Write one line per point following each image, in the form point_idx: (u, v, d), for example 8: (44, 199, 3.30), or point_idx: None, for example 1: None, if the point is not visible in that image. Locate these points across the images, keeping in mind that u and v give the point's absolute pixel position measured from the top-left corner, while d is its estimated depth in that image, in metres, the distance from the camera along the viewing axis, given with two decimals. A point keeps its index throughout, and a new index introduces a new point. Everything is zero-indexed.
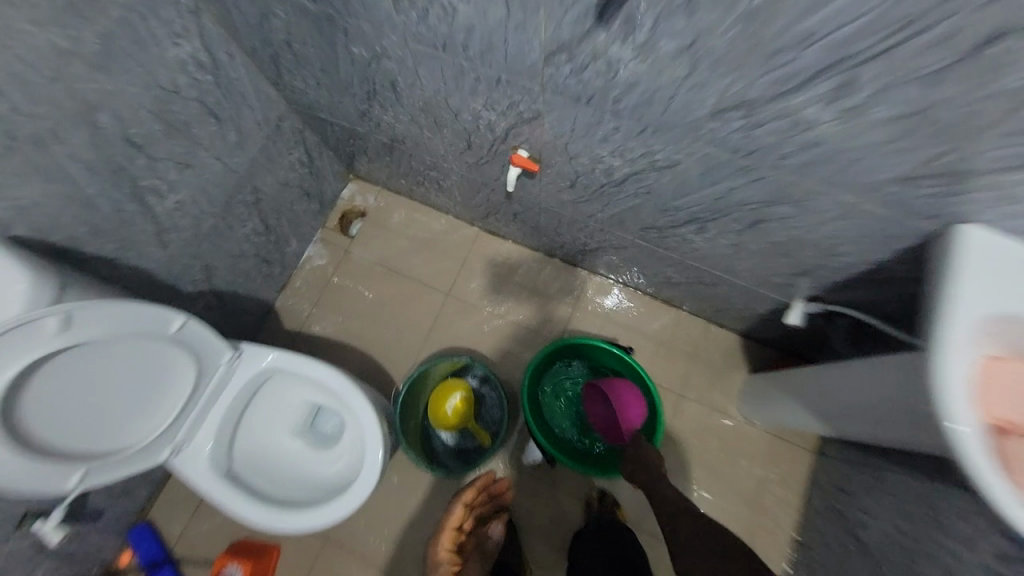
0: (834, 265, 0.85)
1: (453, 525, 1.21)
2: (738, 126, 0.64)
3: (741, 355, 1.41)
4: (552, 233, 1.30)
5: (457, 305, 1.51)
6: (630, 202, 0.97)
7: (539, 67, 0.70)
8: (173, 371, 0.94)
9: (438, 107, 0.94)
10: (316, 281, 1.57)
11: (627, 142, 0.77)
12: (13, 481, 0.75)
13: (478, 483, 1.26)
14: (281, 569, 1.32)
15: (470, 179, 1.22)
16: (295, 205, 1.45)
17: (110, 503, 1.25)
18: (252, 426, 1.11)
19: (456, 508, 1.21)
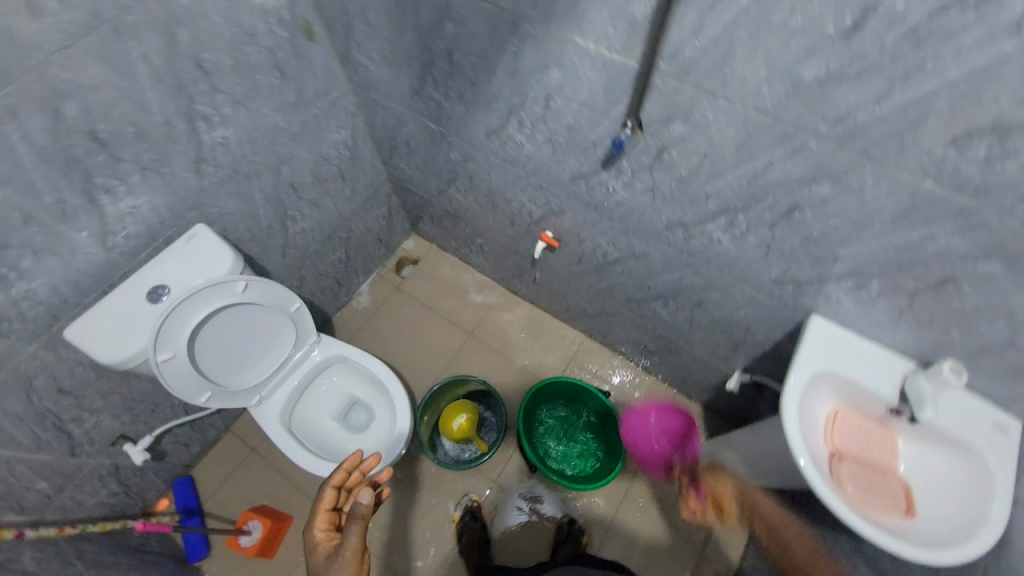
0: (753, 342, 1.21)
1: (329, 504, 0.98)
2: (682, 237, 1.05)
3: (702, 424, 1.70)
4: (561, 298, 1.69)
5: (476, 344, 1.86)
6: (618, 279, 1.36)
7: (568, 183, 1.14)
8: (277, 339, 1.31)
9: (497, 195, 1.39)
10: (369, 306, 1.95)
11: (618, 236, 1.19)
12: (173, 385, 1.10)
13: (349, 456, 1.05)
14: (290, 537, 1.54)
15: (507, 247, 1.65)
16: (370, 247, 1.89)
17: (172, 449, 1.53)
18: (310, 396, 1.44)
19: (325, 489, 0.98)
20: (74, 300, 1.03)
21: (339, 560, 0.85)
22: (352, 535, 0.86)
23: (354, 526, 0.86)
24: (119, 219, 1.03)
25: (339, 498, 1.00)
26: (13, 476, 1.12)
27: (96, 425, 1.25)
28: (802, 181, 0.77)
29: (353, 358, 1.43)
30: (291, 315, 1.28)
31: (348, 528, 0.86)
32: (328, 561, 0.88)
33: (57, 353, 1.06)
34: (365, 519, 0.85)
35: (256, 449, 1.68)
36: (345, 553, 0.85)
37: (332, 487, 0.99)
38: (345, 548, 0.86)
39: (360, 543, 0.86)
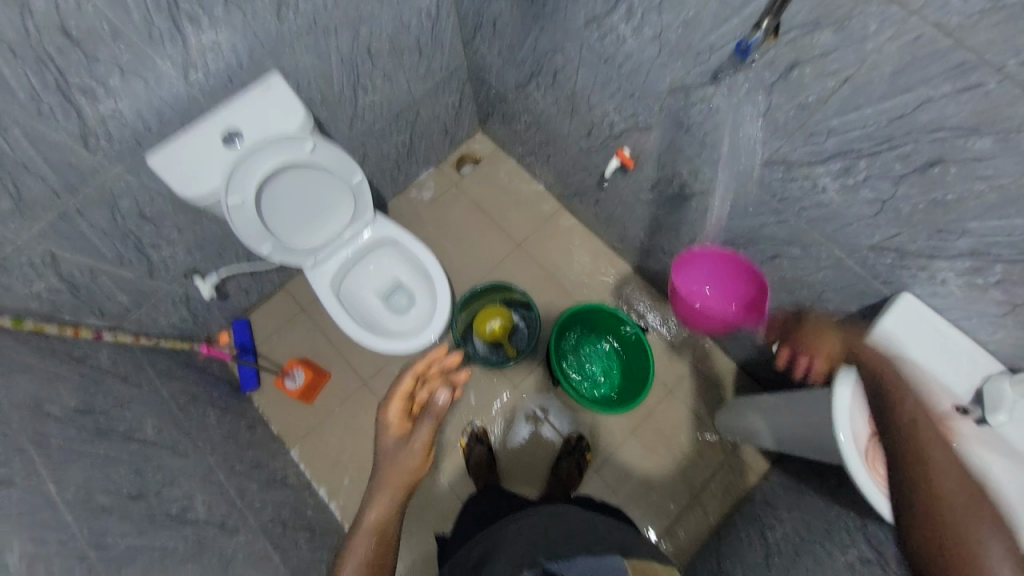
0: (820, 310, 1.12)
1: (405, 392, 1.02)
2: (780, 178, 0.93)
3: (732, 381, 1.68)
4: (620, 226, 1.62)
5: (522, 256, 1.84)
6: (691, 216, 1.26)
7: (664, 95, 1.01)
8: (336, 210, 1.34)
9: (580, 98, 1.27)
10: (424, 197, 1.94)
11: (704, 167, 1.07)
12: (240, 230, 1.16)
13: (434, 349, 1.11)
14: (327, 390, 1.71)
15: (576, 161, 1.55)
16: (435, 135, 1.83)
17: (234, 293, 1.68)
18: (359, 271, 1.50)
19: (405, 376, 1.04)
20: (156, 130, 1.07)
21: (407, 449, 0.93)
22: (424, 430, 0.94)
23: (428, 420, 0.95)
24: (201, 54, 1.02)
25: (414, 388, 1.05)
26: (99, 283, 1.26)
27: (171, 256, 1.37)
28: (958, 132, 0.65)
29: (403, 243, 1.46)
30: (352, 188, 1.29)
31: (422, 420, 0.95)
32: (397, 444, 0.96)
33: (139, 179, 1.13)
34: (437, 417, 0.95)
35: (306, 309, 1.81)
36: (414, 444, 0.94)
37: (411, 377, 1.04)
38: (415, 439, 0.94)
39: (429, 438, 0.94)
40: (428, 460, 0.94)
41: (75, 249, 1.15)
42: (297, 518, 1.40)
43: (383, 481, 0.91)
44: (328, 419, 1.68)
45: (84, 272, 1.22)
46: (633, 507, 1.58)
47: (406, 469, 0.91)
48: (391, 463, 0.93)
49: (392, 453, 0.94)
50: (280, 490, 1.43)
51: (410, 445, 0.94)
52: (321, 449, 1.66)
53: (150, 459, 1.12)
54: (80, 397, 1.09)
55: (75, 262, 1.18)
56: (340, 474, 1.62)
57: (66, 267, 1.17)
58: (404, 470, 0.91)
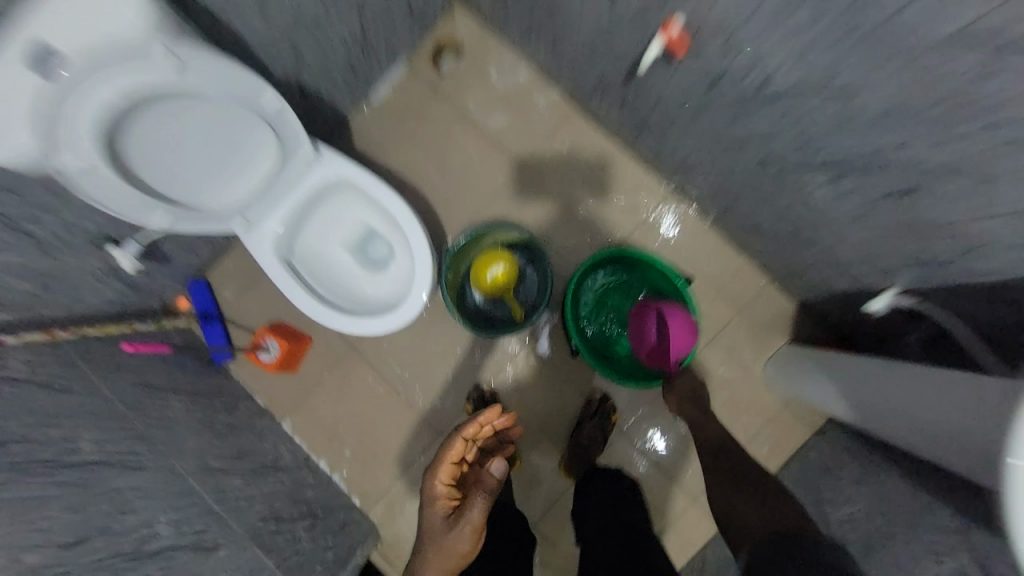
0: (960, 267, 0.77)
1: (453, 456, 1.08)
2: None
3: (789, 324, 1.37)
4: (656, 136, 1.19)
5: (527, 181, 1.44)
6: (771, 125, 0.85)
7: None
8: (251, 147, 0.95)
9: None
10: (394, 106, 1.49)
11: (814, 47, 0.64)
12: (111, 200, 0.81)
13: (488, 411, 1.10)
14: (311, 357, 1.49)
15: (595, 43, 1.07)
16: (396, 16, 1.32)
17: (177, 254, 1.38)
18: (312, 226, 1.16)
19: (455, 441, 1.08)
20: None
21: (458, 530, 0.93)
22: (475, 507, 0.94)
23: (481, 497, 0.95)
24: None
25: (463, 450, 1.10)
26: None
27: (66, 226, 1.05)
28: None
29: (362, 184, 1.08)
30: (263, 114, 0.89)
31: (474, 495, 0.96)
32: (444, 522, 0.99)
33: None
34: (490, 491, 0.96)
35: None
36: (464, 527, 0.93)
37: (461, 440, 1.09)
38: (466, 521, 0.93)
39: (480, 519, 0.94)
40: (477, 542, 0.93)
41: None
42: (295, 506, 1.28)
43: (428, 560, 0.94)
44: (317, 388, 1.49)
45: None
46: (666, 468, 1.41)
47: (461, 544, 0.92)
48: (439, 543, 0.95)
49: (438, 534, 0.95)
50: (272, 477, 1.30)
51: (460, 525, 0.93)
52: (315, 421, 1.49)
53: (97, 485, 0.95)
54: None
55: None
56: (339, 446, 1.48)
57: None
58: (456, 548, 0.92)
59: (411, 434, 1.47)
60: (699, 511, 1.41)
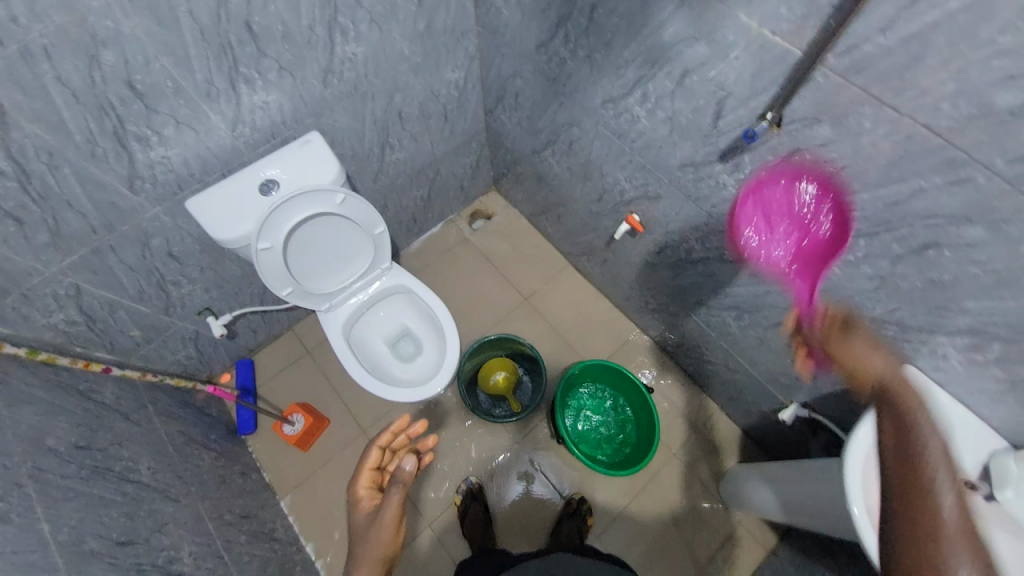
0: (826, 378, 1.14)
1: (373, 463, 1.07)
2: None
3: (736, 447, 1.65)
4: (626, 286, 1.67)
5: (529, 311, 1.87)
6: (696, 278, 1.33)
7: (674, 170, 1.10)
8: (356, 257, 1.38)
9: (593, 167, 1.37)
10: (435, 248, 2.00)
11: (711, 235, 1.14)
12: (266, 274, 1.20)
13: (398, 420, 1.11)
14: (325, 438, 1.67)
15: (586, 222, 1.62)
16: (451, 191, 1.92)
17: (242, 332, 1.68)
18: (370, 317, 1.53)
19: (371, 448, 1.06)
20: (198, 176, 1.13)
21: (378, 521, 0.95)
22: (392, 499, 0.96)
23: (396, 489, 0.96)
24: (251, 111, 1.11)
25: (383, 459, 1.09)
26: (116, 317, 1.28)
27: (189, 293, 1.39)
28: (952, 219, 0.72)
29: (415, 291, 1.50)
30: (373, 237, 1.35)
31: (389, 492, 0.96)
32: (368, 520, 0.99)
33: (174, 219, 1.19)
34: (404, 484, 0.97)
35: (311, 352, 1.81)
36: (384, 516, 0.95)
37: (378, 448, 1.07)
38: (384, 512, 0.95)
39: (399, 507, 0.96)
40: (400, 530, 0.95)
41: (102, 283, 1.19)
42: None
43: (358, 565, 0.92)
44: (323, 467, 1.64)
45: (104, 306, 1.24)
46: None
47: (380, 547, 0.92)
48: (364, 543, 0.94)
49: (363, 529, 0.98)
50: (267, 544, 1.37)
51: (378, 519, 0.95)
52: (313, 500, 1.59)
53: (141, 503, 1.08)
54: (77, 431, 1.07)
55: (99, 296, 1.21)
56: (330, 529, 1.55)
57: (91, 301, 1.20)
58: (379, 548, 0.92)
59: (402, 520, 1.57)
60: None
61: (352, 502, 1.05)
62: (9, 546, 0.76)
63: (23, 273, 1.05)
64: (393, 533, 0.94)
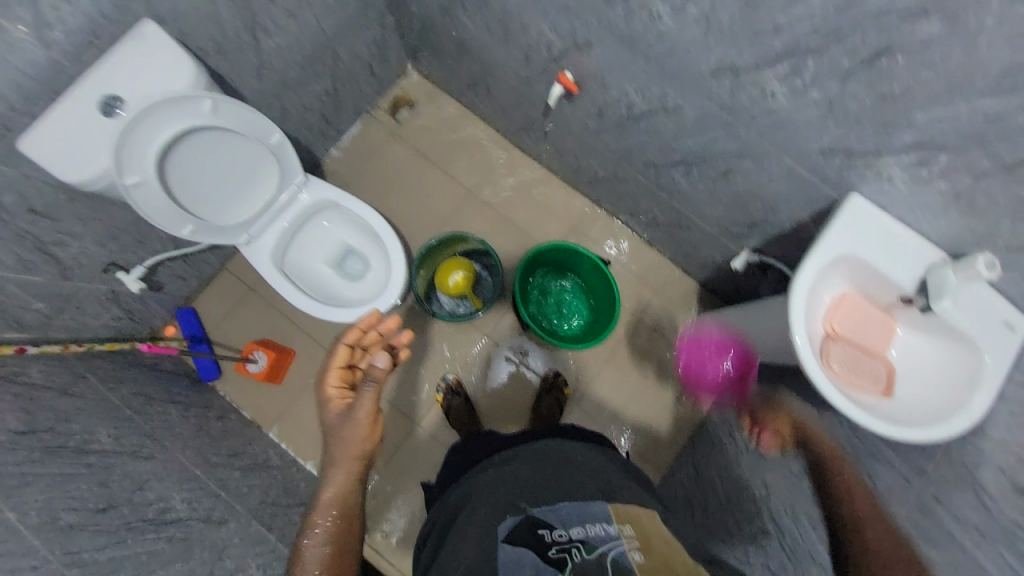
0: (775, 221, 1.12)
1: (341, 363, 1.04)
2: (728, 87, 0.89)
3: (694, 301, 1.72)
4: (572, 158, 1.55)
5: (476, 204, 1.76)
6: (641, 139, 1.22)
7: (601, 6, 0.92)
8: (261, 176, 1.20)
9: (511, 19, 1.14)
10: (359, 151, 1.78)
11: (650, 83, 1.01)
12: (151, 212, 1.03)
13: (364, 320, 1.10)
14: (295, 368, 1.65)
15: (517, 91, 1.43)
16: (360, 78, 1.64)
17: (169, 282, 1.54)
18: (303, 240, 1.39)
19: (341, 347, 1.04)
20: (18, 107, 0.89)
21: (352, 419, 0.94)
22: (367, 397, 0.95)
23: (368, 388, 0.96)
24: (48, 4, 0.84)
25: (351, 357, 1.06)
26: (6, 294, 1.13)
27: (83, 252, 1.22)
28: (909, 16, 0.63)
29: (345, 205, 1.34)
30: (273, 149, 1.15)
31: (362, 389, 0.95)
32: (340, 418, 0.96)
33: (17, 168, 0.97)
34: (378, 382, 0.97)
35: (254, 287, 1.69)
36: (358, 413, 0.94)
37: (345, 346, 1.05)
38: (358, 409, 0.95)
39: (372, 405, 0.95)
40: (376, 426, 0.96)
41: None
42: (288, 496, 1.41)
43: (337, 457, 0.92)
44: (301, 395, 1.64)
45: None
46: (612, 430, 1.66)
47: (357, 440, 0.93)
48: (339, 437, 0.93)
49: (336, 426, 0.95)
50: (265, 473, 1.43)
51: (353, 416, 0.94)
52: (301, 426, 1.62)
53: (114, 469, 1.07)
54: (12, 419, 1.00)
55: None
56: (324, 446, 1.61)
57: None
58: (354, 442, 0.93)
59: (391, 424, 1.65)
60: (641, 458, 1.64)
61: (321, 400, 1.01)
62: None
63: None
64: (369, 428, 0.95)
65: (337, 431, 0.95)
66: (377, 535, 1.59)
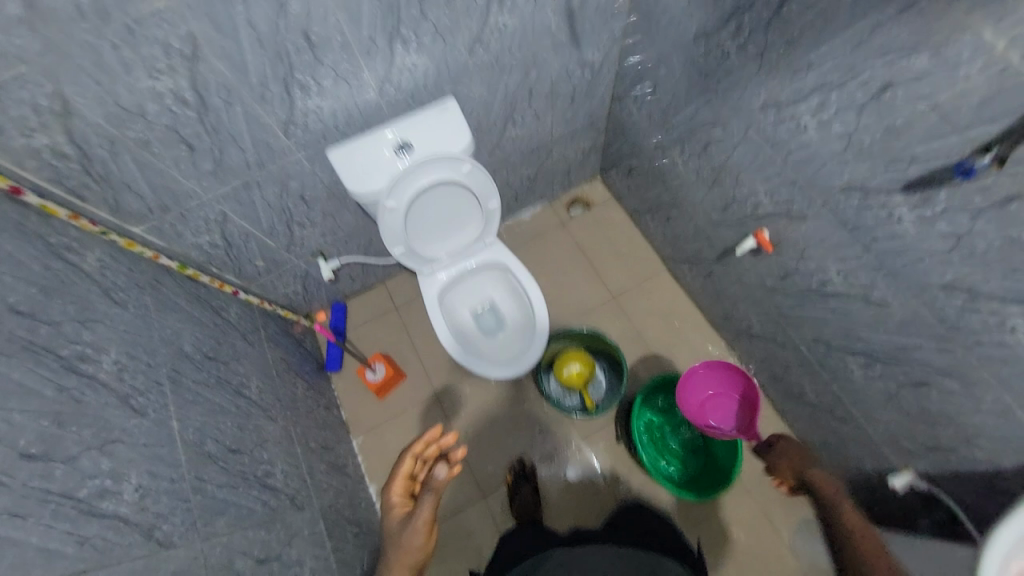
0: (966, 457, 1.00)
1: (406, 471, 1.06)
2: (956, 305, 0.86)
3: (818, 498, 1.52)
4: (730, 303, 1.56)
5: (615, 310, 1.82)
6: (822, 315, 1.19)
7: (834, 193, 0.98)
8: (466, 228, 1.40)
9: (727, 173, 1.26)
10: (531, 229, 1.98)
11: (858, 271, 1.02)
12: (386, 229, 1.24)
13: (433, 428, 1.08)
14: (400, 391, 1.76)
15: (700, 229, 1.52)
16: (558, 174, 1.88)
17: (343, 278, 1.79)
18: (463, 286, 1.55)
19: (405, 457, 1.04)
20: (342, 128, 1.18)
21: (411, 527, 0.96)
22: (426, 506, 0.96)
23: (428, 497, 0.96)
24: (399, 72, 1.13)
25: (416, 466, 1.07)
26: (248, 247, 1.40)
27: (309, 235, 1.50)
28: None
29: (513, 271, 1.49)
30: (486, 212, 1.35)
31: (423, 497, 0.97)
32: (401, 525, 0.99)
33: (313, 166, 1.26)
34: (436, 491, 0.97)
35: (399, 308, 1.89)
36: (416, 522, 0.96)
37: (411, 457, 1.05)
38: (417, 517, 0.96)
39: (430, 515, 0.96)
40: (431, 536, 0.96)
41: (242, 214, 1.29)
42: (350, 511, 1.43)
43: (392, 564, 0.95)
44: (394, 417, 1.72)
45: (241, 236, 1.36)
46: None
47: (414, 551, 0.95)
48: (397, 547, 0.95)
49: (396, 534, 0.97)
50: (341, 478, 1.48)
51: (412, 526, 0.96)
52: (382, 446, 1.69)
53: (249, 419, 1.20)
54: (208, 344, 1.19)
55: (238, 226, 1.32)
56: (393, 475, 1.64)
57: (231, 228, 1.31)
58: (412, 552, 0.94)
59: (458, 483, 1.63)
60: None
61: (384, 507, 1.04)
62: (146, 438, 0.88)
63: (184, 195, 1.16)
64: (426, 538, 0.96)
65: (397, 540, 0.97)
66: None
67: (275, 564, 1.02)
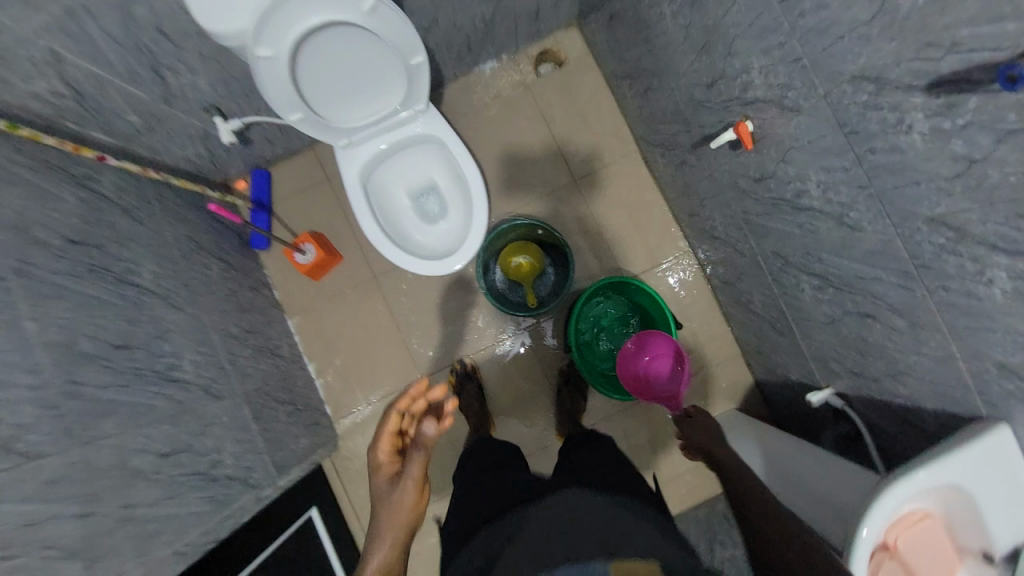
0: (887, 386, 0.98)
1: (393, 429, 1.10)
2: (935, 242, 0.73)
3: (742, 394, 1.59)
4: (697, 200, 1.40)
5: (575, 196, 1.63)
6: (787, 228, 1.06)
7: (837, 80, 0.75)
8: (385, 89, 1.11)
9: (719, 36, 0.97)
10: (487, 90, 1.65)
11: (839, 184, 0.85)
12: (269, 88, 0.97)
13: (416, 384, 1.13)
14: (336, 273, 1.64)
15: (679, 108, 1.26)
16: (522, 17, 1.49)
17: (258, 141, 1.51)
18: (394, 163, 1.32)
19: (391, 414, 1.10)
20: None
21: (402, 486, 1.00)
22: (415, 464, 1.01)
23: (418, 453, 1.02)
24: None
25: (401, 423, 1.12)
26: (108, 97, 1.11)
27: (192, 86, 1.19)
28: None
29: (450, 149, 1.25)
30: (407, 68, 1.06)
31: (413, 454, 1.02)
32: (390, 484, 1.03)
33: None
34: (426, 448, 1.02)
35: (332, 180, 1.66)
36: (408, 481, 1.00)
37: (396, 414, 1.10)
38: (407, 476, 1.00)
39: (421, 473, 1.01)
40: (423, 493, 1.01)
41: (80, 51, 0.98)
42: (282, 392, 1.43)
43: (382, 527, 0.95)
44: (331, 300, 1.64)
45: (93, 82, 1.06)
46: None
47: (404, 508, 0.97)
48: (386, 505, 0.98)
49: (385, 494, 1.01)
50: (272, 360, 1.45)
51: (403, 482, 1.00)
52: (319, 328, 1.64)
53: (144, 308, 1.09)
54: (73, 222, 1.01)
55: (82, 68, 1.02)
56: (332, 355, 1.63)
57: (72, 71, 1.01)
58: (404, 509, 0.97)
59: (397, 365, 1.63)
60: None
61: (371, 470, 1.07)
62: None
63: None
64: (416, 496, 1.00)
65: (385, 500, 1.00)
66: (345, 458, 1.60)
67: (186, 453, 1.02)
